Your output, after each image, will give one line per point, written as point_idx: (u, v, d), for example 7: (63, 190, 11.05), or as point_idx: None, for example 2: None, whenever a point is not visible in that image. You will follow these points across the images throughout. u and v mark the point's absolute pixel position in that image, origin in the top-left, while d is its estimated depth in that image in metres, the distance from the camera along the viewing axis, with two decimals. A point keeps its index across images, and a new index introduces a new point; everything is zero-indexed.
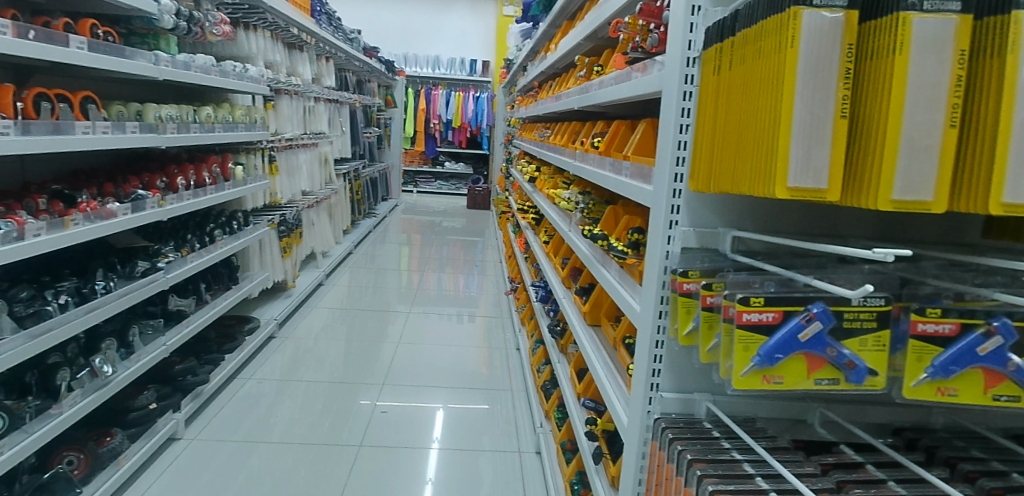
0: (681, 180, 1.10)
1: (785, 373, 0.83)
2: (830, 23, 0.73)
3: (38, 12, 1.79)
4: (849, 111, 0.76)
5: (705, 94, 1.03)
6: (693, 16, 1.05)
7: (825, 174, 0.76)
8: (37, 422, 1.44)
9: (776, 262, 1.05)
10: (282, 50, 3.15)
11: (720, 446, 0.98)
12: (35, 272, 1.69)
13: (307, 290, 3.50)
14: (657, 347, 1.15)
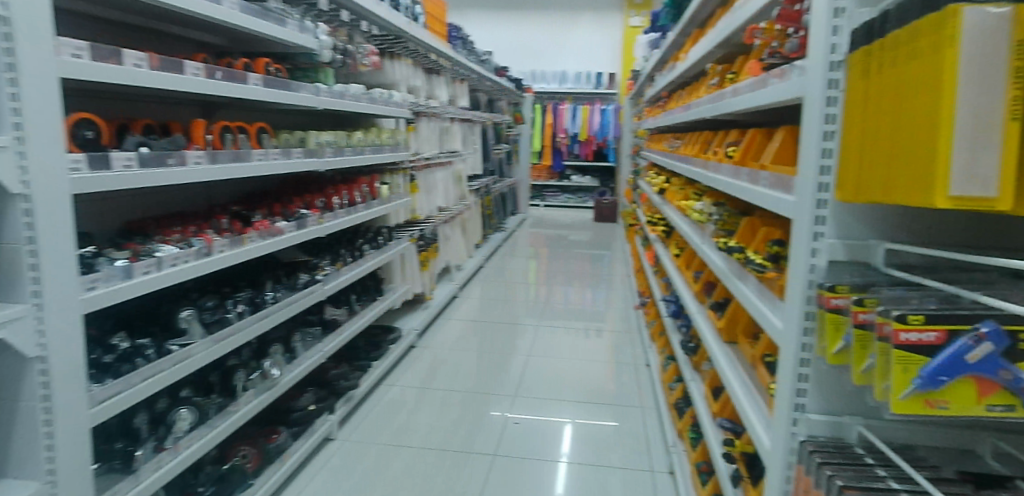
0: (827, 190, 1.00)
1: (951, 397, 0.76)
2: (995, 19, 0.65)
3: (222, 54, 2.07)
4: (1021, 111, 0.67)
5: (853, 98, 0.93)
6: (837, 18, 0.96)
7: (994, 182, 0.67)
8: (220, 416, 1.64)
9: (940, 277, 0.93)
10: (422, 75, 3.38)
11: (874, 473, 0.90)
12: (219, 284, 1.95)
13: (442, 302, 3.69)
14: (803, 366, 1.05)
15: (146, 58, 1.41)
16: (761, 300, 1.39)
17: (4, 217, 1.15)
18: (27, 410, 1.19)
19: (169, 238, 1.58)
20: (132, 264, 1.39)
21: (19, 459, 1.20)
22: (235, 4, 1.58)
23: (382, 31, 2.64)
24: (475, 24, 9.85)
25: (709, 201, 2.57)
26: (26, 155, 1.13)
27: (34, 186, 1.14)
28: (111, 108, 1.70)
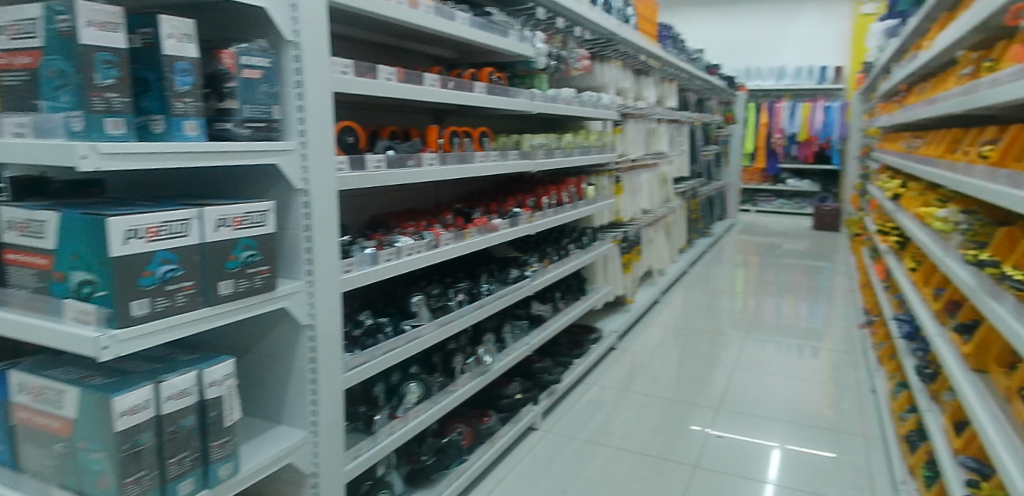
0: None
1: None
2: None
3: (452, 66, 2.30)
4: None
5: None
6: None
7: None
8: (441, 393, 1.81)
9: None
10: (631, 77, 3.38)
11: None
12: (443, 273, 2.15)
13: (644, 306, 3.63)
14: None
15: (396, 74, 1.65)
16: (1018, 321, 1.15)
17: (289, 209, 1.41)
18: (298, 370, 1.41)
19: (406, 230, 1.79)
20: (377, 251, 1.61)
21: (292, 410, 1.43)
22: (464, 20, 1.81)
23: (594, 35, 2.70)
24: (684, 23, 9.52)
25: (959, 207, 2.14)
26: (306, 157, 1.40)
27: (310, 183, 1.40)
28: (365, 116, 1.98)
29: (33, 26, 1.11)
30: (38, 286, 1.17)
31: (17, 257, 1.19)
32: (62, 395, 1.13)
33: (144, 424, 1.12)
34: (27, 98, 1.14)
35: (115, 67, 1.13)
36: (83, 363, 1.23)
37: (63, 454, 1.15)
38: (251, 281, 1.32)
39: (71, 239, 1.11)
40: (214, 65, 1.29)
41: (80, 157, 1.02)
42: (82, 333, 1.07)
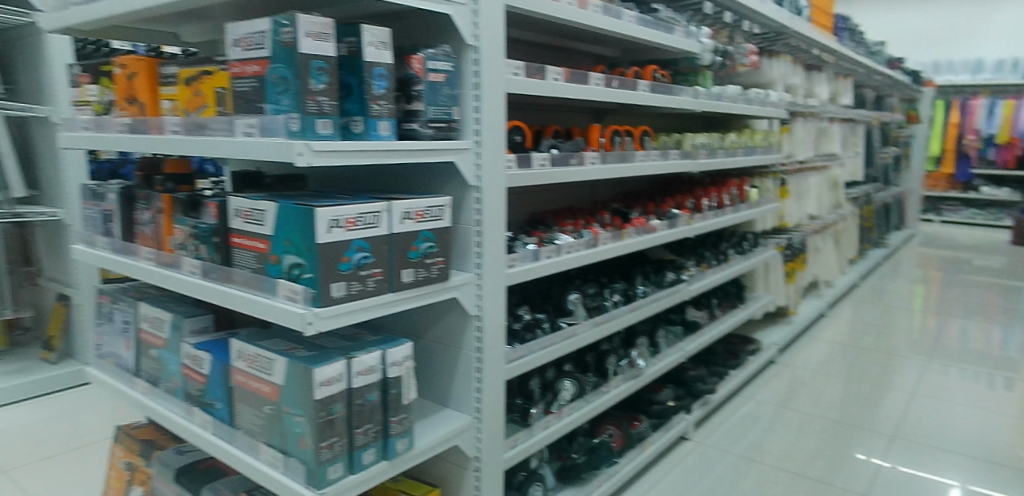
0: None
1: None
2: None
3: (615, 65, 2.30)
4: None
5: None
6: None
7: None
8: (594, 393, 1.84)
9: None
10: (802, 72, 3.19)
11: None
12: (598, 273, 2.16)
13: (808, 319, 3.39)
14: None
15: (562, 73, 1.69)
16: None
17: (462, 204, 1.50)
18: (466, 358, 1.50)
19: (566, 228, 1.83)
20: (539, 248, 1.66)
21: (459, 395, 1.52)
22: (631, 18, 1.84)
23: (764, 29, 2.60)
24: (854, 12, 8.69)
25: None
26: (480, 155, 1.48)
27: (483, 180, 1.47)
28: (533, 115, 2.05)
29: (262, 38, 1.24)
30: (257, 266, 1.29)
31: (242, 239, 1.30)
32: (272, 363, 1.26)
33: (337, 395, 1.23)
34: (255, 102, 1.26)
35: (325, 73, 1.24)
36: (287, 336, 1.37)
37: (269, 417, 1.27)
38: (429, 270, 1.41)
39: (283, 226, 1.23)
40: (404, 70, 1.39)
41: (297, 154, 1.16)
42: (290, 310, 1.20)
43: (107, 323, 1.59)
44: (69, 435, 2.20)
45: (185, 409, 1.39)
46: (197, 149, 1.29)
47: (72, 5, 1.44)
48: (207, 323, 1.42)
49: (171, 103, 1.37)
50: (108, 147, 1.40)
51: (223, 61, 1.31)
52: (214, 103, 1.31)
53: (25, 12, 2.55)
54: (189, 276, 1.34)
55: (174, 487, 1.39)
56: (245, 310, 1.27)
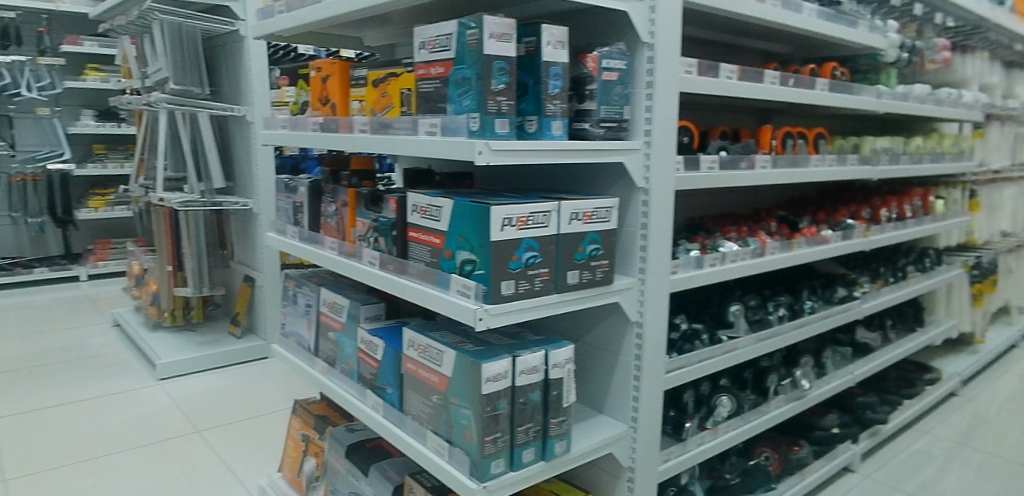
0: None
1: None
2: None
3: (785, 64, 2.29)
4: None
5: None
6: None
7: None
8: (753, 412, 1.80)
9: None
10: (1001, 70, 2.88)
11: None
12: (761, 284, 2.10)
13: (999, 350, 3.01)
14: None
15: (735, 72, 1.66)
16: None
17: (628, 206, 1.46)
18: (624, 365, 1.48)
19: (729, 236, 1.80)
20: (703, 256, 1.62)
21: (615, 401, 1.50)
22: (811, 12, 1.76)
23: (958, 22, 2.42)
24: None
25: None
26: (650, 156, 1.43)
27: (651, 182, 1.42)
28: (704, 117, 1.99)
29: (449, 40, 1.28)
30: (431, 260, 1.34)
31: (418, 233, 1.35)
32: (441, 355, 1.30)
33: (500, 392, 1.23)
34: (439, 102, 1.31)
35: (506, 73, 1.26)
36: (454, 329, 1.40)
37: (437, 406, 1.31)
38: (594, 273, 1.38)
39: (459, 223, 1.27)
40: (578, 69, 1.38)
41: (478, 153, 1.17)
42: (462, 305, 1.23)
43: (292, 304, 1.75)
44: (250, 402, 2.51)
45: (358, 391, 1.47)
46: (382, 148, 1.36)
47: (275, 13, 1.58)
48: (380, 312, 1.50)
49: (360, 104, 1.46)
50: (300, 144, 1.51)
51: (409, 63, 1.37)
52: (399, 104, 1.38)
53: (231, 21, 2.86)
54: (368, 266, 1.42)
55: (345, 463, 1.49)
56: (419, 301, 1.32)
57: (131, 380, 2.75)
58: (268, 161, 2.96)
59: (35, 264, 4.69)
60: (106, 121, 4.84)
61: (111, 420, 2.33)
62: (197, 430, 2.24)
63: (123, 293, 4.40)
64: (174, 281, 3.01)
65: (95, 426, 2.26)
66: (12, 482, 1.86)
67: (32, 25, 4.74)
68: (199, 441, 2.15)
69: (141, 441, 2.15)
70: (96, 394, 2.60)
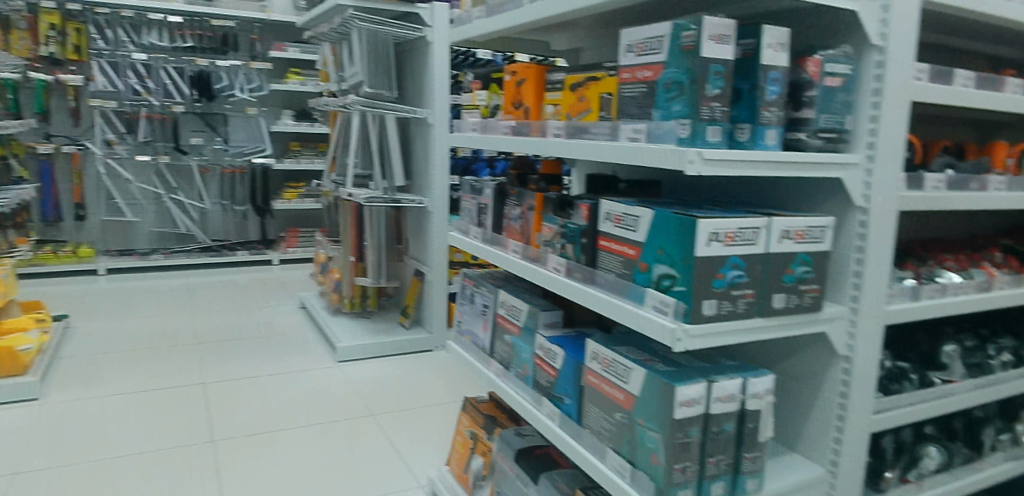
0: None
1: None
2: None
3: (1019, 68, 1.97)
4: None
5: None
6: None
7: None
8: (965, 468, 1.59)
9: None
10: None
11: None
12: (973, 321, 1.84)
13: None
14: None
15: (974, 79, 1.45)
16: None
17: (842, 226, 1.32)
18: (826, 402, 1.35)
19: (948, 266, 1.57)
20: (920, 287, 1.41)
21: (812, 439, 1.39)
22: None
23: None
24: None
25: None
26: (872, 173, 1.27)
27: (872, 201, 1.27)
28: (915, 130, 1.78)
29: (660, 42, 1.19)
30: (623, 271, 1.27)
31: (610, 243, 1.30)
32: (629, 372, 1.21)
33: (693, 418, 1.14)
34: (645, 107, 1.24)
35: (721, 78, 1.16)
36: (641, 346, 1.33)
37: (620, 425, 1.23)
38: (801, 299, 1.25)
39: (659, 234, 1.18)
40: (796, 73, 1.26)
41: (689, 161, 1.07)
42: (659, 321, 1.14)
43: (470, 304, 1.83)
44: (413, 391, 2.69)
45: (534, 398, 1.46)
46: (577, 153, 1.32)
47: (473, 18, 1.62)
48: (558, 319, 1.47)
49: (556, 108, 1.46)
50: (492, 148, 1.54)
51: (612, 67, 1.32)
52: (598, 108, 1.34)
53: (418, 28, 3.11)
54: (554, 273, 1.41)
55: (514, 466, 1.47)
56: (608, 313, 1.26)
57: (307, 360, 3.06)
58: (443, 159, 3.16)
59: (236, 247, 5.31)
60: (301, 121, 5.37)
61: (297, 395, 2.61)
62: (372, 413, 2.43)
63: (307, 279, 4.87)
64: (355, 270, 3.30)
65: (283, 399, 2.55)
66: (220, 442, 2.15)
67: (247, 32, 5.23)
68: (372, 424, 2.33)
69: (323, 417, 2.38)
70: (280, 370, 2.90)
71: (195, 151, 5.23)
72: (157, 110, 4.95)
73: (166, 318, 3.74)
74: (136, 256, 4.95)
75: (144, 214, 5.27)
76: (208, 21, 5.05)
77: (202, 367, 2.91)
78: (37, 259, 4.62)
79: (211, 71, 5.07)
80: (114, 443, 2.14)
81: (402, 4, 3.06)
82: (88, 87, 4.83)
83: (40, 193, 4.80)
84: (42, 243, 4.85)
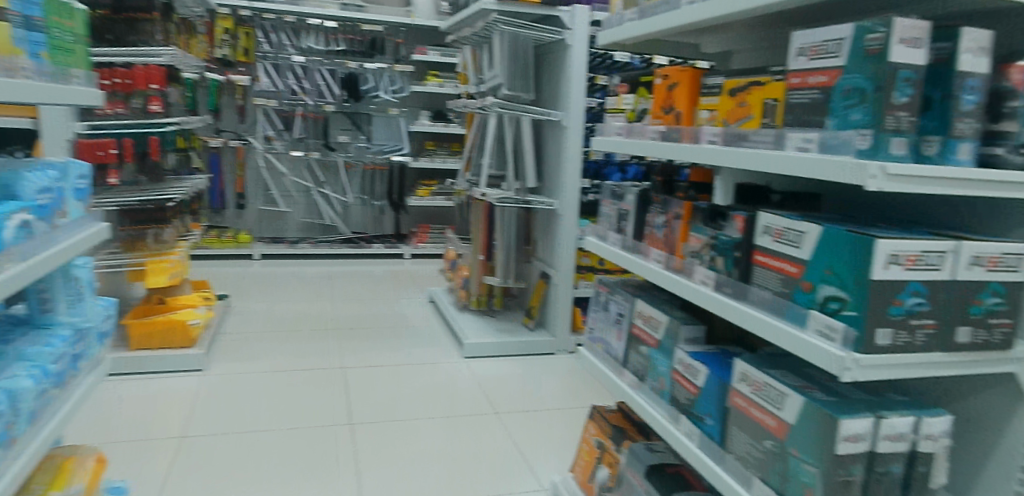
0: None
1: None
2: None
3: None
4: None
5: None
6: None
7: None
8: None
9: None
10: None
11: None
12: None
13: None
14: None
15: None
16: None
17: None
18: (1008, 450, 1.17)
19: None
20: None
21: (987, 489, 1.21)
22: None
23: None
24: None
25: None
26: None
27: None
28: None
29: (840, 45, 1.03)
30: (781, 290, 1.15)
31: (768, 258, 1.19)
32: (783, 397, 1.10)
33: (857, 456, 1.01)
34: (815, 116, 1.08)
35: (912, 84, 0.97)
36: (796, 371, 1.21)
37: (769, 454, 1.13)
38: (991, 334, 1.06)
39: (827, 252, 1.04)
40: (997, 81, 1.08)
41: (871, 177, 0.92)
42: (824, 347, 1.00)
43: (603, 311, 1.85)
44: (532, 394, 2.93)
45: (671, 414, 1.44)
46: (735, 161, 1.25)
47: (625, 20, 1.63)
48: (700, 334, 1.45)
49: (710, 113, 1.42)
50: (642, 153, 1.56)
51: (780, 71, 1.22)
52: (761, 115, 1.25)
53: (559, 31, 3.22)
54: (701, 286, 1.36)
55: (643, 482, 1.45)
56: (761, 333, 1.16)
57: (442, 352, 3.39)
58: (576, 161, 3.30)
59: (373, 240, 5.70)
60: (438, 122, 5.62)
61: (427, 386, 2.93)
62: (495, 412, 2.70)
63: (435, 274, 5.11)
64: (484, 269, 3.59)
65: (411, 390, 2.86)
66: (365, 431, 2.47)
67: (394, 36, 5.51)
68: (499, 424, 2.59)
69: (451, 411, 2.69)
70: (410, 360, 3.23)
71: (342, 148, 5.56)
72: (311, 109, 5.36)
73: (311, 304, 4.08)
74: (286, 243, 5.43)
75: (295, 205, 5.74)
76: (359, 25, 5.37)
77: (343, 352, 3.28)
78: (205, 242, 5.20)
79: (360, 72, 5.41)
80: (277, 415, 2.54)
81: (544, 7, 3.17)
82: (254, 87, 5.35)
83: (211, 185, 5.28)
84: (212, 227, 5.47)
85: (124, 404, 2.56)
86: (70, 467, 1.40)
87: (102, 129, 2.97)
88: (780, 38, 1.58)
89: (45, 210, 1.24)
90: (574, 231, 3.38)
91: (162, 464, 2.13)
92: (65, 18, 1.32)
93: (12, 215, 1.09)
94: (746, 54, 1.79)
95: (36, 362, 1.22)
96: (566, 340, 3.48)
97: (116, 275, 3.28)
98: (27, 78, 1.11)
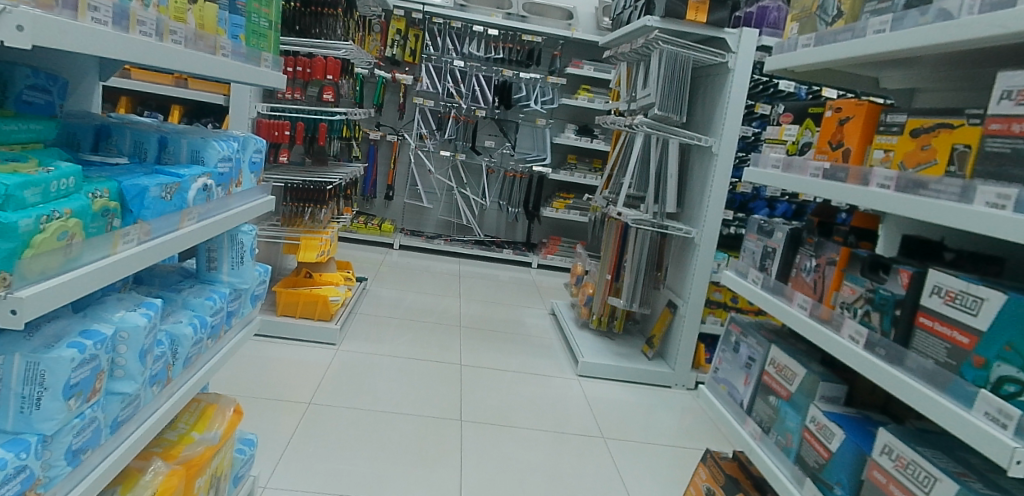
0: None
1: None
2: None
3: None
4: None
5: None
6: None
7: None
8: None
9: None
10: None
11: None
12: None
13: None
14: None
15: None
16: None
17: None
18: None
19: None
20: None
21: None
22: None
23: None
24: None
25: None
26: None
27: None
28: None
29: None
30: (947, 361, 0.99)
31: (935, 322, 1.03)
32: (933, 482, 0.95)
33: None
34: (1015, 169, 0.94)
35: None
36: (954, 455, 1.04)
37: None
38: None
39: (1011, 324, 0.88)
40: None
41: None
42: (992, 436, 0.82)
43: (732, 351, 1.74)
44: (643, 425, 2.83)
45: (795, 475, 1.32)
46: (907, 209, 1.12)
47: (798, 46, 1.53)
48: (839, 394, 1.33)
49: (887, 153, 1.28)
50: (798, 190, 1.47)
51: (977, 114, 1.08)
52: (946, 161, 1.11)
53: (722, 53, 3.11)
54: (849, 342, 1.23)
55: None
56: (914, 406, 1.00)
57: (554, 367, 3.38)
58: (721, 190, 3.16)
59: (505, 246, 5.89)
60: (582, 136, 5.68)
61: (537, 398, 2.94)
62: (603, 436, 2.65)
63: (559, 287, 5.15)
64: (609, 289, 3.53)
65: (519, 399, 2.89)
66: (469, 428, 2.54)
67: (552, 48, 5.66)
68: (604, 447, 2.55)
69: (559, 427, 2.68)
70: (522, 368, 3.27)
71: (487, 153, 5.85)
72: (464, 112, 5.61)
73: (439, 298, 4.29)
74: (423, 238, 5.77)
75: (437, 203, 6.10)
76: (520, 36, 5.54)
77: (460, 349, 3.40)
78: (354, 227, 5.65)
79: (514, 81, 5.54)
80: (395, 399, 2.70)
81: (708, 28, 3.08)
82: (414, 86, 5.74)
83: (365, 173, 5.77)
84: (361, 214, 5.96)
85: (266, 364, 2.86)
86: (212, 413, 1.55)
87: (282, 111, 3.36)
88: (983, 76, 1.38)
89: (223, 177, 1.38)
90: (709, 262, 3.24)
91: (287, 426, 2.33)
92: (263, 5, 1.47)
93: (196, 178, 1.22)
94: (937, 91, 1.59)
95: (197, 312, 1.35)
96: (686, 375, 3.33)
97: (276, 245, 3.67)
98: (225, 57, 1.26)
